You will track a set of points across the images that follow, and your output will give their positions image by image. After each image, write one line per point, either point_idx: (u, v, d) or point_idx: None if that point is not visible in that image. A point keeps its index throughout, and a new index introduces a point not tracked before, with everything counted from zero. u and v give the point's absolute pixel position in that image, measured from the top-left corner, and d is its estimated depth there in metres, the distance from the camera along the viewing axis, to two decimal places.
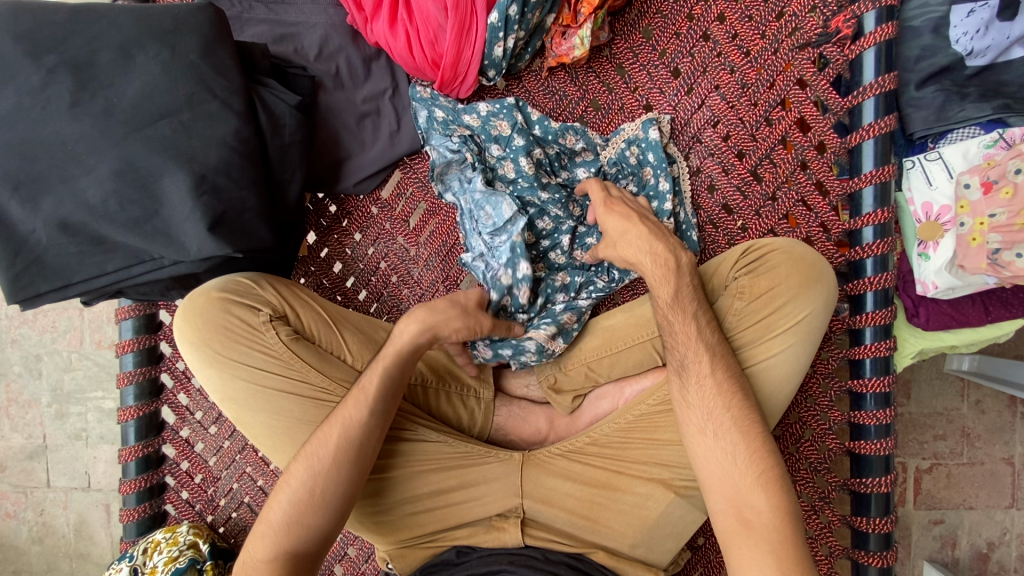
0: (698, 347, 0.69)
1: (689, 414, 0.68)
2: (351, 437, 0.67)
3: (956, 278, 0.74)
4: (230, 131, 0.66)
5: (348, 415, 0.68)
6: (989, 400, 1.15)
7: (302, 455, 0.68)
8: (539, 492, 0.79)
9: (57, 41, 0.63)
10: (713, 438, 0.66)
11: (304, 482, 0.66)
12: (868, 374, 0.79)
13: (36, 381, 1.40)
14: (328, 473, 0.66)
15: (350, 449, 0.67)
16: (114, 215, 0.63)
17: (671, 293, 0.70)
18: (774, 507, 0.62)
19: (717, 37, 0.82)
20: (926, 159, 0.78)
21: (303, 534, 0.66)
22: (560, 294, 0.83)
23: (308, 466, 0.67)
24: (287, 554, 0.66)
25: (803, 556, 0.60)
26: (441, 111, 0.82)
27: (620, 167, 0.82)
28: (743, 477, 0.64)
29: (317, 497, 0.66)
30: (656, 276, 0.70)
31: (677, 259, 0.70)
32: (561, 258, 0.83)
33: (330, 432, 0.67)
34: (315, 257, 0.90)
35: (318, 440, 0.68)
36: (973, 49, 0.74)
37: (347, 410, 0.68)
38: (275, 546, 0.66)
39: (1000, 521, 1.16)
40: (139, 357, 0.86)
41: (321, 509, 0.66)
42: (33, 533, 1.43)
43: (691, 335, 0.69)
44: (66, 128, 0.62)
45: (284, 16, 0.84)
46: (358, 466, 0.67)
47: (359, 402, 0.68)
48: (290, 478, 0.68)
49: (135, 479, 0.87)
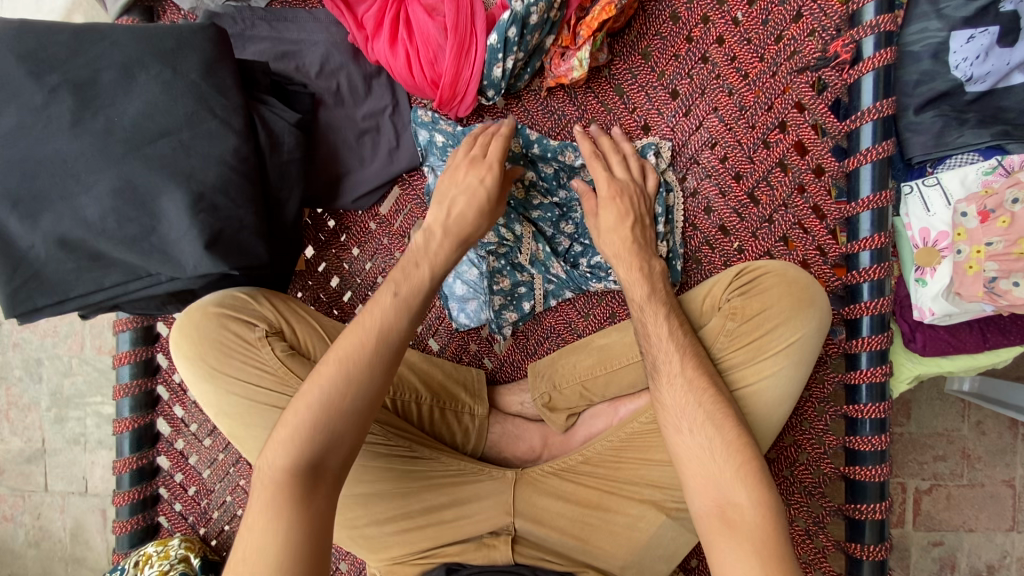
0: (687, 372, 0.69)
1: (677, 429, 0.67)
2: (385, 342, 0.63)
3: (953, 305, 0.74)
4: (228, 149, 0.66)
5: (381, 322, 0.64)
6: (990, 421, 1.14)
7: (331, 358, 0.62)
8: (531, 512, 0.79)
9: (60, 61, 0.64)
10: (688, 437, 0.66)
11: (333, 385, 0.61)
12: (864, 399, 0.78)
13: (36, 385, 1.41)
14: (361, 375, 0.62)
15: (385, 352, 0.63)
16: (112, 232, 0.63)
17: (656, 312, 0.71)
18: (750, 503, 0.61)
19: (716, 59, 0.82)
20: (924, 185, 0.78)
21: (324, 440, 0.60)
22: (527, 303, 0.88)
23: (337, 369, 0.61)
24: (310, 465, 0.59)
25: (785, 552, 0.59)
26: (441, 136, 0.83)
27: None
28: (733, 488, 0.63)
29: (345, 402, 0.61)
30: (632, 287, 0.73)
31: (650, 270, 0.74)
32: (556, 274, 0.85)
33: (364, 336, 0.63)
34: (313, 271, 0.91)
35: (350, 337, 0.63)
36: (972, 75, 0.75)
37: (379, 316, 0.64)
38: (294, 455, 0.59)
39: (1000, 544, 1.14)
40: (135, 369, 0.87)
41: (345, 414, 0.61)
42: (29, 537, 1.44)
43: (674, 356, 0.69)
44: (66, 146, 0.63)
45: (286, 34, 0.85)
46: (389, 369, 0.63)
47: (396, 311, 0.64)
48: (315, 380, 0.62)
49: (128, 491, 0.87)
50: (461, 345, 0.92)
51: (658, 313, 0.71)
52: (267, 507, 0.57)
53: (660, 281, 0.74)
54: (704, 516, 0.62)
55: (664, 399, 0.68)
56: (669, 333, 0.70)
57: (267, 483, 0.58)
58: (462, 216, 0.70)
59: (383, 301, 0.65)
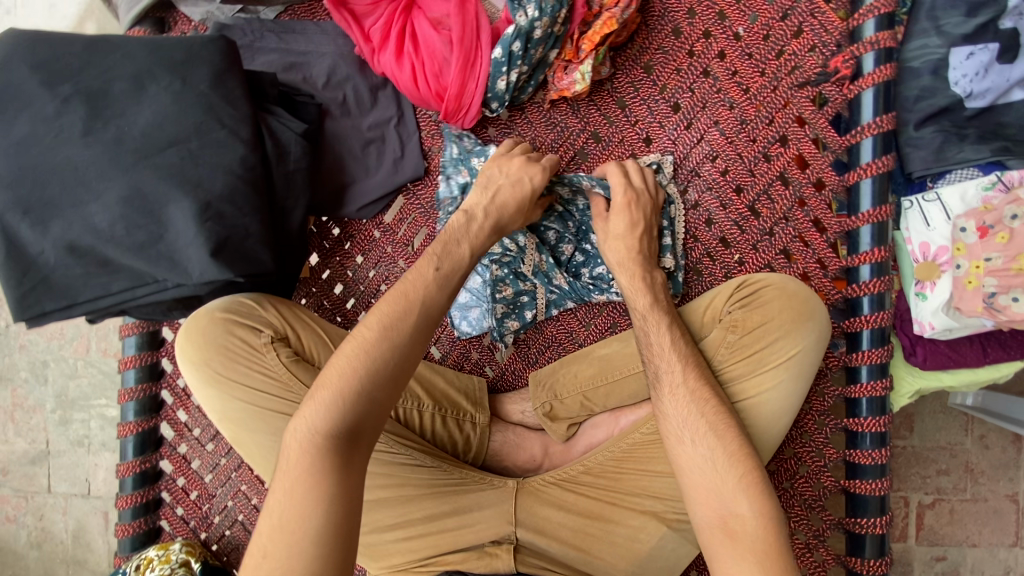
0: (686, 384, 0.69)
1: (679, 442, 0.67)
2: (427, 313, 0.65)
3: (953, 320, 0.74)
4: (236, 159, 0.67)
5: (423, 293, 0.65)
6: (993, 435, 1.14)
7: (371, 324, 0.64)
8: (532, 521, 0.79)
9: (73, 72, 0.66)
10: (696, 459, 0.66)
11: (376, 349, 0.62)
12: (865, 413, 0.78)
13: (41, 387, 1.42)
14: (401, 343, 0.63)
15: (424, 322, 0.65)
16: (120, 239, 0.64)
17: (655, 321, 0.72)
18: (755, 516, 0.62)
19: (717, 73, 0.83)
20: (924, 200, 0.78)
21: (363, 404, 0.61)
22: (529, 312, 0.88)
23: (379, 336, 0.63)
24: (348, 428, 0.60)
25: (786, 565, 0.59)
26: (457, 148, 0.84)
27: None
28: (735, 500, 0.63)
29: (387, 367, 0.62)
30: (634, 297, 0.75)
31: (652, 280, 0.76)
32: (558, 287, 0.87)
33: (405, 305, 0.64)
34: (317, 278, 0.92)
35: (390, 305, 0.64)
36: (972, 91, 0.75)
37: (422, 286, 0.65)
38: (334, 416, 0.60)
39: (1003, 559, 1.14)
40: (140, 373, 0.88)
41: (385, 381, 0.62)
42: (31, 538, 1.45)
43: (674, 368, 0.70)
44: (78, 154, 0.64)
45: (294, 45, 0.87)
46: (426, 339, 0.65)
47: (438, 285, 0.66)
48: (357, 345, 0.63)
49: (131, 495, 0.88)
50: (463, 353, 0.93)
51: (661, 323, 0.73)
52: (304, 468, 0.58)
53: (661, 292, 0.76)
54: (706, 528, 0.63)
55: (665, 408, 0.69)
56: (672, 341, 0.72)
57: (305, 444, 0.59)
58: (504, 205, 0.72)
59: (425, 274, 0.66)
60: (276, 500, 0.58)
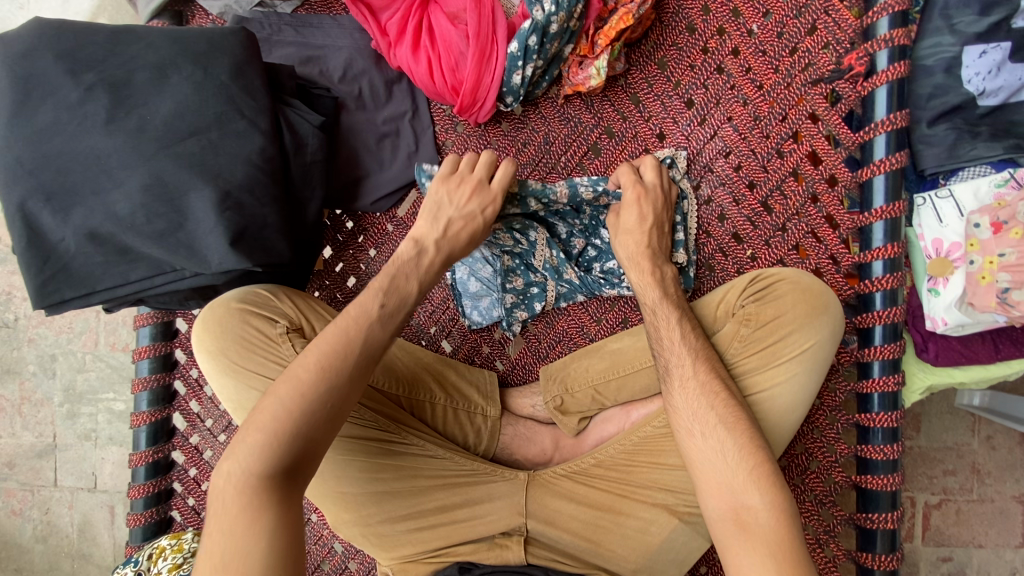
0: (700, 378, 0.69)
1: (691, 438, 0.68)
2: (368, 350, 0.65)
3: (966, 316, 0.75)
4: (255, 149, 0.68)
5: (365, 330, 0.66)
6: (1001, 436, 1.14)
7: (308, 364, 0.63)
8: (543, 513, 0.79)
9: (96, 61, 0.66)
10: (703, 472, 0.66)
11: (313, 388, 0.62)
12: (876, 408, 0.79)
13: (49, 380, 1.42)
14: (339, 381, 0.63)
15: (364, 360, 0.65)
16: (141, 227, 0.65)
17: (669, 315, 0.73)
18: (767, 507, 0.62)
19: (731, 70, 0.84)
20: (937, 197, 0.79)
21: (299, 445, 0.60)
22: (536, 303, 0.88)
23: (317, 375, 0.62)
24: (285, 470, 0.59)
25: (802, 558, 0.59)
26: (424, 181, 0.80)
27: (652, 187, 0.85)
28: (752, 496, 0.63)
29: (324, 407, 0.62)
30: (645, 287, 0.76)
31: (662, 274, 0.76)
32: (568, 283, 0.87)
33: (345, 343, 0.64)
34: (330, 271, 0.92)
35: (331, 345, 0.64)
36: (985, 90, 0.76)
37: (363, 323, 0.66)
38: (268, 458, 0.59)
39: (1010, 561, 1.13)
40: (154, 363, 0.88)
41: (323, 420, 0.62)
42: (37, 531, 1.45)
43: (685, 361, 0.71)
44: (100, 143, 0.65)
45: (311, 39, 0.87)
46: (366, 376, 0.65)
47: (381, 323, 0.67)
48: (294, 384, 0.62)
49: (144, 484, 0.88)
50: (474, 347, 0.93)
51: (671, 319, 0.73)
52: (237, 514, 0.57)
53: (672, 286, 0.76)
54: (719, 520, 0.63)
55: (674, 401, 0.70)
56: (681, 336, 0.72)
57: (239, 488, 0.58)
58: (457, 238, 0.73)
59: (370, 311, 0.67)
60: (211, 548, 0.56)
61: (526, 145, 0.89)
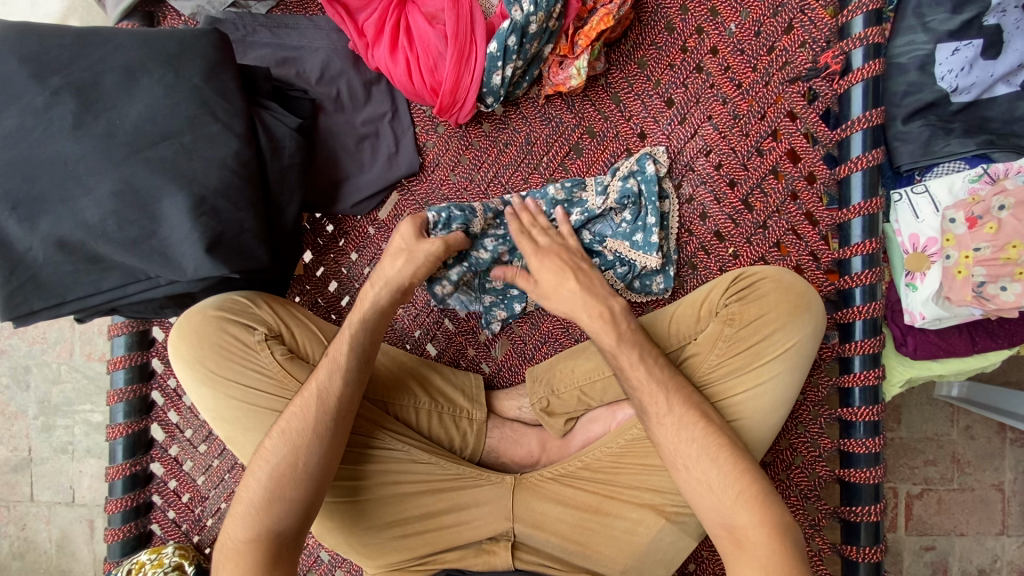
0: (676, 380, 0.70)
1: (678, 450, 0.67)
2: (323, 408, 0.68)
3: (943, 309, 0.76)
4: (230, 153, 0.66)
5: (317, 388, 0.68)
6: (979, 426, 1.16)
7: (275, 433, 0.67)
8: (531, 516, 0.79)
9: (62, 64, 0.65)
10: (692, 478, 0.66)
11: (280, 455, 0.66)
12: (857, 402, 0.79)
13: (23, 393, 1.38)
14: (303, 444, 0.66)
15: (325, 417, 0.67)
16: (112, 235, 0.63)
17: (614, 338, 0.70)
18: (760, 524, 0.63)
19: (710, 69, 0.84)
20: (912, 192, 0.80)
21: (280, 511, 0.65)
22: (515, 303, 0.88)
23: (281, 442, 0.66)
24: (268, 535, 0.64)
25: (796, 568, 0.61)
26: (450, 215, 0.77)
27: (625, 200, 0.81)
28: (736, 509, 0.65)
29: (296, 471, 0.65)
30: (593, 327, 0.71)
31: (611, 309, 0.71)
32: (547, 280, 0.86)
33: (302, 406, 0.68)
34: (310, 275, 0.90)
35: (291, 412, 0.68)
36: (957, 86, 0.77)
37: (314, 381, 0.69)
38: (253, 528, 0.64)
39: (991, 548, 1.16)
40: (130, 374, 0.86)
41: (298, 482, 0.65)
42: (13, 548, 1.41)
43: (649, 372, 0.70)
44: (68, 148, 0.63)
45: (287, 40, 0.86)
46: (331, 432, 0.67)
47: (329, 373, 0.69)
48: (265, 456, 0.67)
49: (121, 499, 0.85)
50: (458, 350, 0.93)
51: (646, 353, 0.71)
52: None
53: (625, 321, 0.71)
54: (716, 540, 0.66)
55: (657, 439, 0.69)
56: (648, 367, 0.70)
57: (231, 554, 0.64)
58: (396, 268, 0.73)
59: (318, 367, 0.70)
60: None
61: (507, 145, 0.88)
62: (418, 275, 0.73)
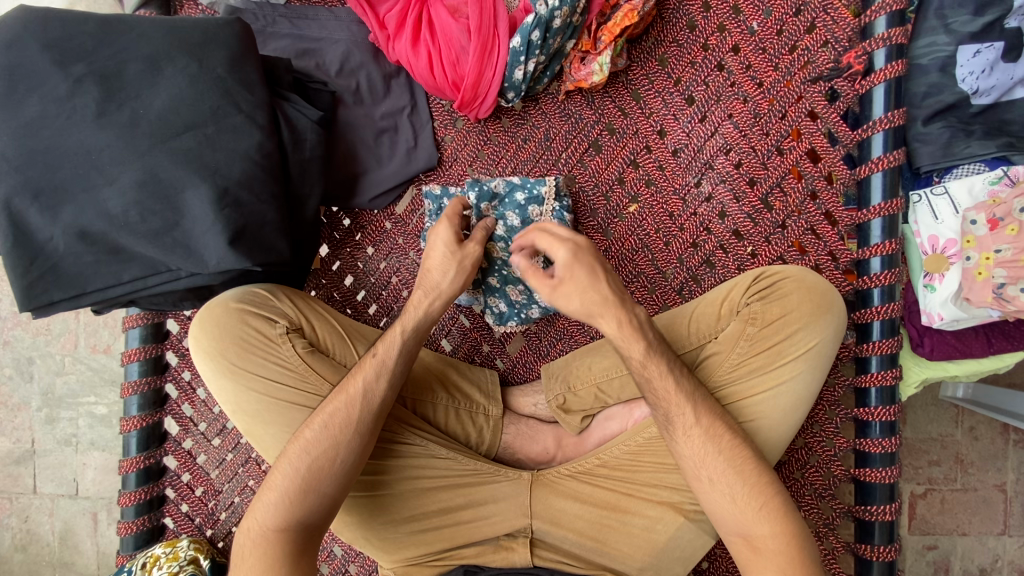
0: (680, 394, 0.68)
1: (699, 451, 0.68)
2: (367, 406, 0.67)
3: (962, 310, 0.77)
4: (253, 145, 0.66)
5: (363, 386, 0.68)
6: (983, 427, 1.17)
7: (315, 425, 0.67)
8: (548, 513, 0.79)
9: (85, 52, 0.64)
10: (708, 482, 0.67)
11: (319, 448, 0.66)
12: (874, 402, 0.80)
13: (26, 384, 1.37)
14: (344, 441, 0.66)
15: (368, 418, 0.67)
16: (135, 226, 0.62)
17: (642, 350, 0.68)
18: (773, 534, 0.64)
19: (732, 68, 0.84)
20: (932, 194, 0.81)
21: (313, 501, 0.65)
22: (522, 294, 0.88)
23: (323, 433, 0.66)
24: (297, 526, 0.64)
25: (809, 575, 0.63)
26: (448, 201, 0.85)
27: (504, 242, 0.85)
28: (755, 510, 0.65)
29: (333, 466, 0.66)
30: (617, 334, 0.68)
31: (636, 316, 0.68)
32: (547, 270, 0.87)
33: (346, 401, 0.68)
34: (327, 269, 0.90)
35: (334, 406, 0.67)
36: (978, 89, 0.77)
37: (361, 379, 0.68)
38: (284, 517, 0.64)
39: (992, 547, 1.17)
40: (144, 366, 0.85)
41: (333, 477, 0.65)
42: (16, 540, 1.40)
43: (671, 388, 0.68)
44: (91, 137, 0.62)
45: (307, 32, 0.86)
46: (374, 432, 0.68)
47: (376, 374, 0.69)
48: (303, 445, 0.66)
49: (135, 491, 0.85)
50: (474, 346, 0.92)
51: (661, 368, 0.68)
52: (258, 563, 0.62)
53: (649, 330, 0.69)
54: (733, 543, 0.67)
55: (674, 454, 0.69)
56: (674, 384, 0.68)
57: (258, 541, 0.63)
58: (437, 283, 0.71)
59: (365, 365, 0.69)
60: None
61: (526, 141, 0.88)
62: (461, 283, 0.71)
